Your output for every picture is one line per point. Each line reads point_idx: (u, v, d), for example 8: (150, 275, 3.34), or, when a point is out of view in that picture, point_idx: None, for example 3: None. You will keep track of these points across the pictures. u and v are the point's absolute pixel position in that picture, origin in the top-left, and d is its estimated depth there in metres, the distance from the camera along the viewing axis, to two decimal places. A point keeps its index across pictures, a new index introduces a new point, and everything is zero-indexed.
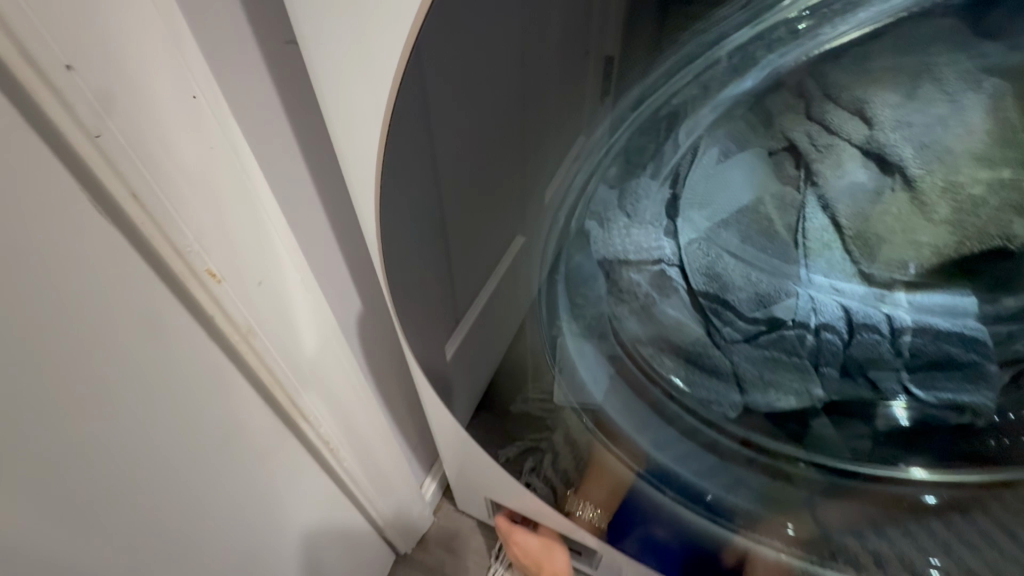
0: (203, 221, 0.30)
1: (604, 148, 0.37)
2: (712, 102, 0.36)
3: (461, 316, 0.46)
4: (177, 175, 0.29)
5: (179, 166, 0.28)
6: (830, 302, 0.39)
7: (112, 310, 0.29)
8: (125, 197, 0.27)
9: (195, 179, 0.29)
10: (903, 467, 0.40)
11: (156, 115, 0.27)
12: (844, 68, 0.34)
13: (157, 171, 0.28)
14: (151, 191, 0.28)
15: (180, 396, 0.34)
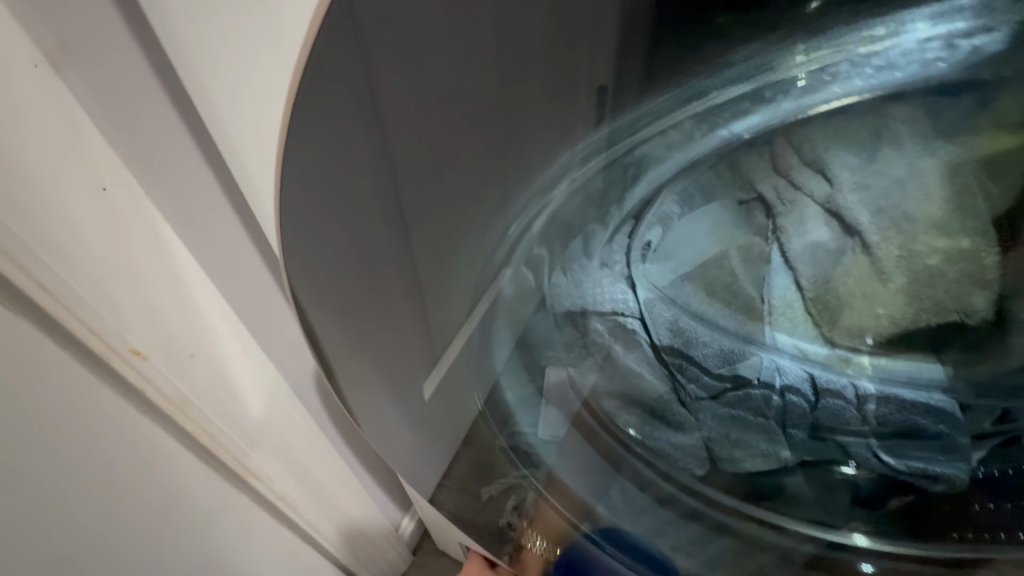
0: (121, 305, 0.33)
1: (577, 175, 0.41)
2: (682, 154, 0.41)
3: (435, 362, 0.45)
4: (83, 266, 0.31)
5: (88, 254, 0.31)
6: (794, 366, 0.38)
7: (33, 392, 0.30)
8: (34, 288, 0.29)
9: (104, 266, 0.32)
10: (847, 532, 0.37)
11: (55, 208, 0.29)
12: (824, 129, 0.37)
13: (68, 262, 0.30)
14: (60, 280, 0.30)
15: (109, 460, 0.34)
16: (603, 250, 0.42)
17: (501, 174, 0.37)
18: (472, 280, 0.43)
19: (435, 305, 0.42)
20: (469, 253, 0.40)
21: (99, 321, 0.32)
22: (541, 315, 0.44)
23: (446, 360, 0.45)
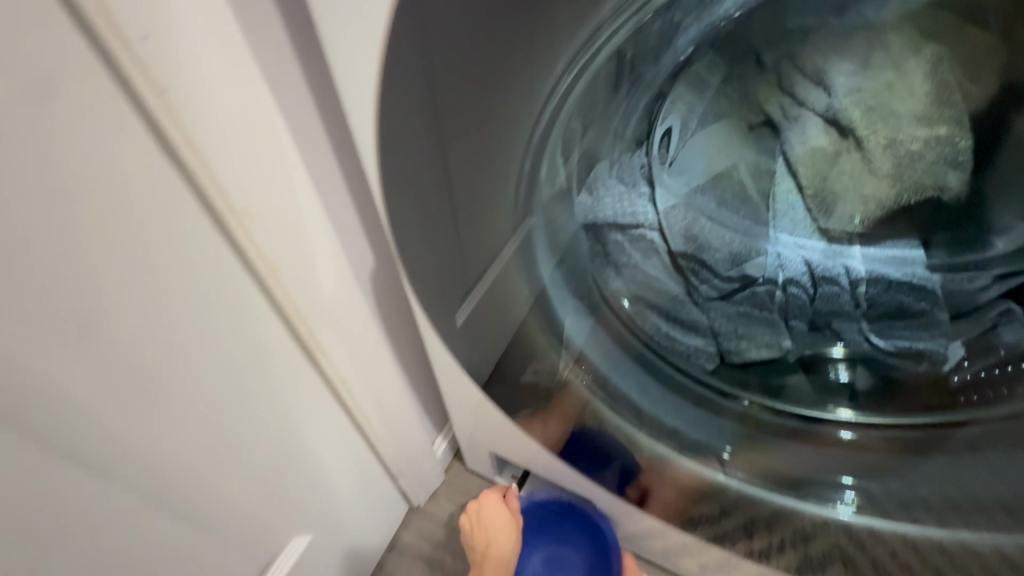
0: (239, 163, 0.34)
1: (583, 74, 0.38)
2: (675, 52, 0.40)
3: (472, 284, 0.45)
4: (215, 120, 0.32)
5: (203, 98, 0.31)
6: (795, 258, 0.45)
7: (171, 240, 0.33)
8: (180, 139, 0.31)
9: (230, 122, 0.33)
10: (834, 409, 0.44)
11: (186, 53, 0.30)
12: (823, 38, 0.37)
13: (181, 105, 0.30)
14: (197, 132, 0.31)
15: (221, 325, 0.38)
16: (626, 170, 0.44)
17: (526, 71, 0.36)
18: (505, 202, 0.41)
19: (475, 218, 0.41)
20: (503, 169, 0.40)
21: (229, 166, 0.34)
22: (567, 227, 0.45)
23: (482, 288, 0.45)
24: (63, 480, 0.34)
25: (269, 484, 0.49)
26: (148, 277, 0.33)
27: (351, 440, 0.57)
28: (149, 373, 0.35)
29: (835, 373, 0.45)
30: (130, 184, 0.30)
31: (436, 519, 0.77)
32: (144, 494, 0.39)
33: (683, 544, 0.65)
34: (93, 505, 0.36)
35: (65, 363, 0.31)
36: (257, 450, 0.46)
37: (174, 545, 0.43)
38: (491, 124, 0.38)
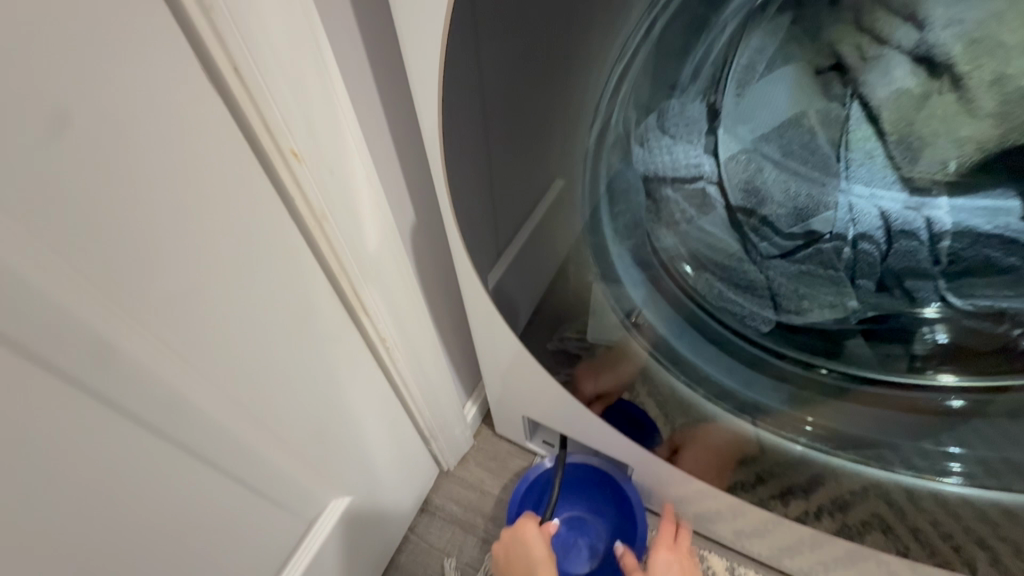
0: (289, 105, 0.34)
1: (640, 30, 0.34)
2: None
3: (504, 247, 0.50)
4: (271, 59, 0.32)
5: (263, 38, 0.31)
6: (869, 209, 0.40)
7: (219, 182, 0.34)
8: (228, 70, 0.31)
9: (286, 66, 0.33)
10: (932, 374, 0.43)
11: None
12: None
13: (247, 43, 0.31)
14: (249, 66, 0.31)
15: (266, 273, 0.39)
16: (679, 120, 0.40)
17: (578, 22, 0.34)
18: (565, 165, 0.41)
19: (523, 170, 0.42)
20: (573, 133, 0.39)
21: (280, 104, 0.34)
22: (626, 176, 0.42)
23: (513, 249, 0.49)
24: (118, 435, 0.36)
25: (314, 441, 0.51)
26: (199, 224, 0.34)
27: (388, 399, 0.60)
28: (202, 330, 0.37)
29: (922, 336, 0.42)
30: (181, 124, 0.31)
31: (466, 479, 0.82)
32: (199, 451, 0.42)
33: (714, 507, 0.66)
34: (149, 460, 0.38)
35: (116, 319, 0.33)
36: (301, 409, 0.48)
37: (224, 500, 0.46)
38: (559, 87, 0.37)
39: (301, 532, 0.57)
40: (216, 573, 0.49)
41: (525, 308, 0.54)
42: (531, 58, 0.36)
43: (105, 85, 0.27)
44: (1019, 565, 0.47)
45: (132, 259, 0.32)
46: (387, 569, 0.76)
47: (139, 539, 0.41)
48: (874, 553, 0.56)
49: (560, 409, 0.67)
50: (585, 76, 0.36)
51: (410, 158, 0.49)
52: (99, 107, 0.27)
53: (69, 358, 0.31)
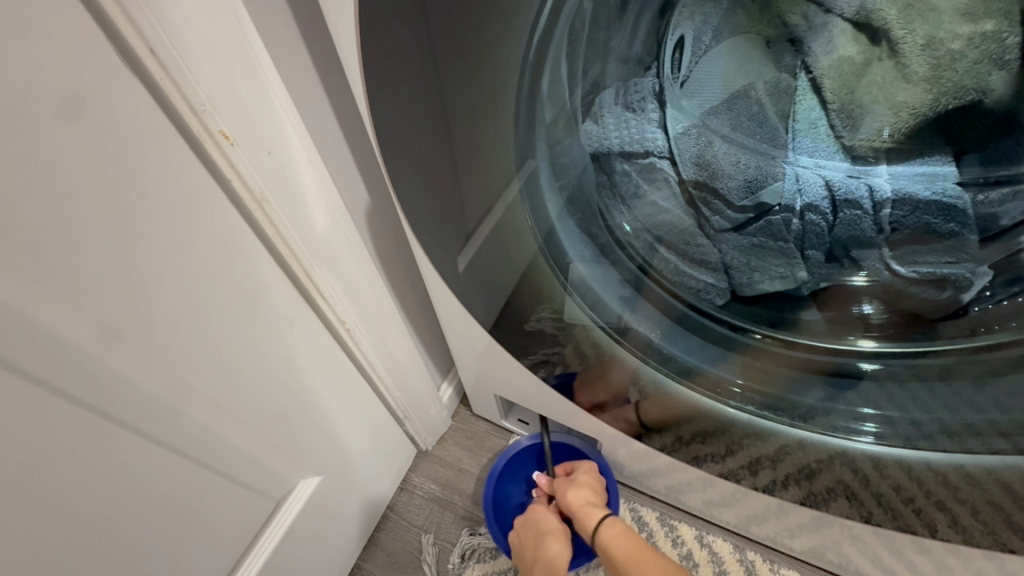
0: (213, 85, 0.34)
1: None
2: None
3: (471, 230, 0.48)
4: (189, 39, 0.32)
5: (180, 18, 0.31)
6: (815, 179, 0.41)
7: (148, 168, 0.34)
8: (144, 52, 0.31)
9: (209, 48, 0.33)
10: (853, 339, 0.44)
11: None
12: None
13: (162, 23, 0.31)
14: (166, 48, 0.31)
15: (210, 259, 0.39)
16: (634, 93, 0.41)
17: None
18: (507, 148, 0.41)
19: (462, 148, 0.42)
20: (503, 110, 0.39)
21: (200, 85, 0.34)
22: (572, 152, 0.43)
23: (482, 234, 0.48)
24: (69, 424, 0.36)
25: (278, 423, 0.52)
26: (134, 211, 0.34)
27: (354, 378, 0.61)
28: (149, 318, 0.37)
29: (858, 307, 0.43)
30: (101, 111, 0.30)
31: (444, 459, 0.84)
32: (156, 437, 0.42)
33: (683, 479, 0.67)
34: (101, 448, 0.39)
35: (55, 309, 0.33)
36: (262, 392, 0.49)
37: (190, 485, 0.47)
38: (483, 65, 0.37)
39: (269, 511, 0.58)
40: (184, 554, 0.49)
41: (489, 289, 0.55)
42: (455, 32, 0.35)
43: (14, 68, 0.27)
44: (978, 527, 0.47)
45: (65, 250, 0.32)
46: (367, 546, 0.78)
47: (95, 526, 0.41)
48: (836, 519, 0.57)
49: (529, 389, 0.68)
50: (511, 50, 0.36)
51: (360, 141, 0.49)
52: (9, 91, 0.27)
53: (7, 350, 0.31)
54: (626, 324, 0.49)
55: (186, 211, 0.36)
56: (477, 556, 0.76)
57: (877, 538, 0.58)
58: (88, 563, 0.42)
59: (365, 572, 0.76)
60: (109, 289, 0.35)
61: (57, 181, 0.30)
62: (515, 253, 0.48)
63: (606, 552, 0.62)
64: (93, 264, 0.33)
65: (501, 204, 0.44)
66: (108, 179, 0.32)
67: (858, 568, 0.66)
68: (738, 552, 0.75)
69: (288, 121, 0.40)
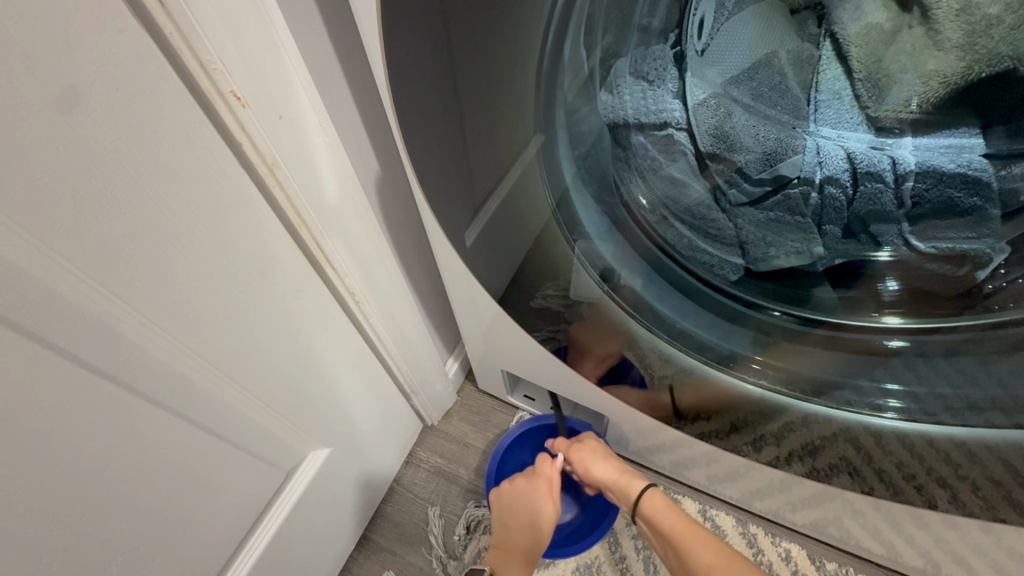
0: (224, 40, 0.33)
1: None
2: None
3: (480, 203, 0.48)
4: None
5: None
6: (836, 151, 0.40)
7: (153, 126, 0.32)
8: (152, 3, 0.29)
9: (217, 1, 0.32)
10: (879, 316, 0.43)
11: None
12: None
13: None
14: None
15: (219, 224, 0.39)
16: (650, 63, 0.40)
17: None
18: (524, 119, 0.40)
19: (476, 115, 0.41)
20: (521, 75, 0.38)
21: (206, 40, 0.32)
22: (589, 121, 0.42)
23: (491, 204, 0.48)
24: (79, 390, 0.36)
25: (288, 394, 0.52)
26: (141, 173, 0.33)
27: (362, 352, 0.62)
28: (158, 284, 0.37)
29: (881, 283, 0.43)
30: (107, 67, 0.29)
31: (450, 433, 0.85)
32: (169, 405, 0.42)
33: (687, 454, 0.68)
34: (116, 416, 0.39)
35: (64, 273, 0.32)
36: (270, 365, 0.49)
37: (203, 453, 0.47)
38: (501, 27, 0.35)
39: (279, 481, 0.58)
40: (197, 522, 0.50)
41: (499, 263, 0.54)
42: None
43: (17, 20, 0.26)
44: (977, 502, 0.48)
45: (78, 213, 0.31)
46: (374, 518, 0.79)
47: (109, 493, 0.41)
48: (838, 494, 0.58)
49: (537, 365, 0.68)
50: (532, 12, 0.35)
51: (371, 108, 0.48)
52: (12, 45, 0.26)
53: (11, 311, 0.31)
54: (638, 297, 0.49)
55: (194, 173, 0.36)
56: (481, 527, 0.77)
57: (878, 513, 0.59)
58: (105, 528, 0.42)
59: (372, 542, 0.77)
60: (118, 253, 0.34)
61: (62, 141, 0.29)
62: (528, 224, 0.47)
63: (656, 524, 0.63)
64: (100, 228, 0.33)
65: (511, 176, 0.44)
66: (113, 140, 0.31)
67: (857, 541, 0.67)
68: (740, 525, 0.77)
69: (297, 83, 0.39)
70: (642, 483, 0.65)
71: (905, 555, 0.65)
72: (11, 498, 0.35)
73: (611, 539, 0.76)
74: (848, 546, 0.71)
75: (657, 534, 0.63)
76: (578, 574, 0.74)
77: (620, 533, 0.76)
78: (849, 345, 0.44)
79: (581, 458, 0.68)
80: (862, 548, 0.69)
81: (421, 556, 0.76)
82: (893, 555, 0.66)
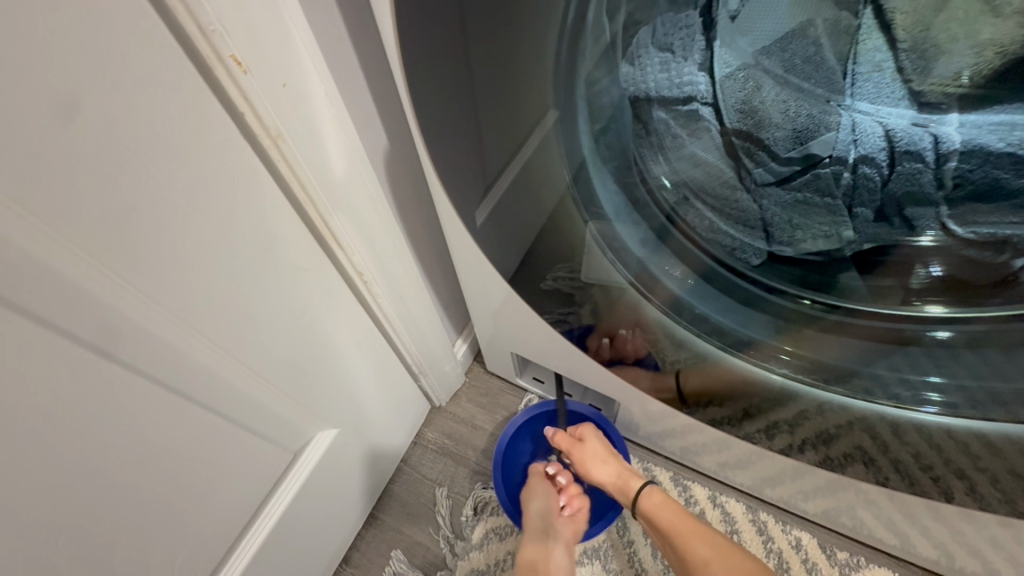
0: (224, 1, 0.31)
1: None
2: None
3: (492, 181, 0.47)
4: None
5: None
6: (874, 128, 0.37)
7: (151, 95, 0.31)
8: None
9: None
10: (920, 305, 0.41)
11: None
12: None
13: None
14: None
15: (222, 200, 0.37)
16: (674, 33, 0.37)
17: None
18: (543, 92, 0.38)
19: (492, 88, 0.40)
20: (539, 44, 0.36)
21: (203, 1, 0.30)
22: (610, 93, 0.39)
23: (502, 182, 0.46)
24: (80, 369, 0.35)
25: (295, 374, 0.52)
26: (138, 146, 0.32)
27: (370, 333, 0.61)
28: (160, 262, 0.36)
29: (924, 269, 0.40)
30: (102, 31, 0.28)
31: (458, 414, 0.85)
32: (175, 385, 0.41)
33: (698, 440, 0.67)
34: (120, 395, 0.38)
35: (61, 250, 0.31)
36: (276, 345, 0.48)
37: (209, 432, 0.47)
38: None
39: (287, 461, 0.58)
40: (205, 501, 0.50)
41: (510, 243, 0.53)
42: None
43: None
44: (997, 495, 0.47)
45: (75, 186, 0.30)
46: (382, 497, 0.80)
47: (115, 472, 0.41)
48: (853, 484, 0.57)
49: (548, 348, 0.67)
50: None
51: (379, 77, 0.46)
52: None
53: (6, 289, 0.30)
54: (655, 279, 0.47)
55: (195, 145, 0.34)
56: (489, 508, 0.78)
57: (893, 504, 0.58)
58: (111, 508, 0.42)
59: (380, 521, 0.78)
60: (117, 228, 0.33)
61: (56, 112, 0.28)
62: (542, 203, 0.46)
63: (652, 520, 0.63)
64: (97, 203, 0.31)
65: (525, 151, 0.42)
66: (108, 109, 0.30)
67: (870, 531, 0.66)
68: (749, 512, 0.76)
69: (302, 50, 0.37)
70: (642, 480, 0.65)
71: (918, 547, 0.64)
72: (15, 477, 0.35)
73: (619, 523, 0.76)
74: (860, 536, 0.70)
75: (654, 530, 0.63)
76: (585, 556, 0.74)
77: (628, 517, 0.76)
78: (876, 333, 0.43)
79: (581, 456, 0.67)
80: (875, 538, 0.68)
81: (428, 535, 0.77)
82: (906, 546, 0.65)
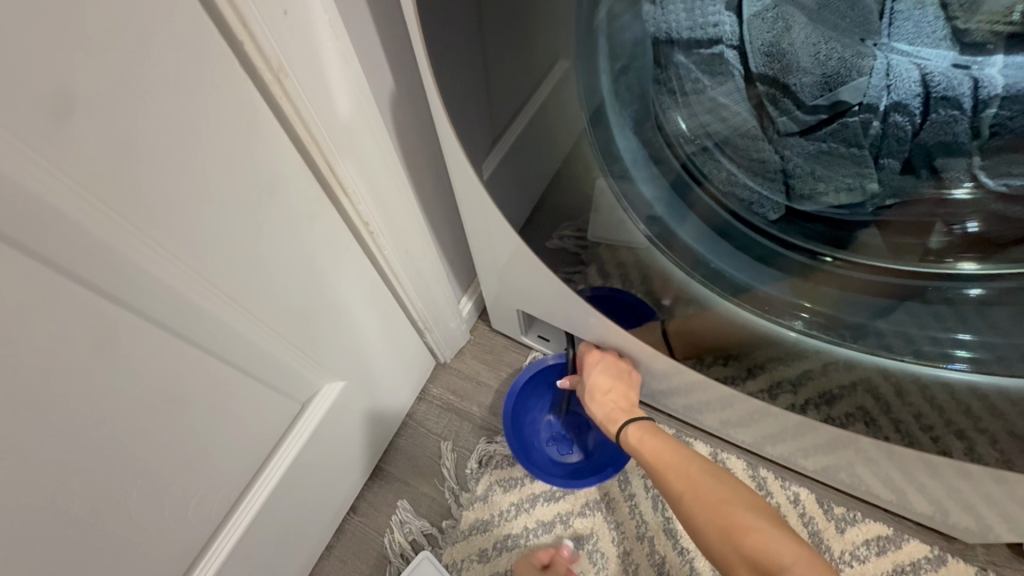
0: None
1: None
2: None
3: (500, 134, 0.47)
4: None
5: None
6: (909, 72, 0.35)
7: (146, 20, 0.29)
8: None
9: None
10: (952, 262, 0.39)
11: None
12: None
13: None
14: None
15: (220, 136, 0.36)
16: None
17: None
18: (558, 39, 0.38)
19: (503, 35, 0.39)
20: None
21: None
22: (631, 30, 0.37)
23: (512, 134, 0.46)
24: (86, 312, 0.34)
25: (301, 325, 0.51)
26: (134, 77, 0.30)
27: (375, 284, 0.60)
28: (160, 202, 0.35)
29: (960, 225, 0.38)
30: None
31: (462, 370, 0.85)
32: (181, 332, 0.41)
33: (703, 398, 0.67)
34: (127, 341, 0.38)
35: (58, 186, 0.30)
36: (282, 294, 0.47)
37: (218, 381, 0.47)
38: None
39: (295, 411, 0.59)
40: (214, 449, 0.51)
41: (521, 194, 0.51)
42: None
43: None
44: (994, 455, 0.47)
45: (69, 117, 0.29)
46: (388, 450, 0.81)
47: (127, 417, 0.41)
48: (853, 442, 0.58)
49: (555, 306, 0.67)
50: None
51: (385, 12, 0.44)
52: None
53: (5, 225, 0.29)
54: (671, 233, 0.46)
55: (191, 75, 0.32)
56: (493, 461, 0.79)
57: (893, 462, 0.58)
58: (122, 453, 0.42)
59: (386, 473, 0.80)
60: (112, 164, 0.31)
61: (44, 34, 0.26)
62: (557, 148, 0.44)
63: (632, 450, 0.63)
64: (94, 139, 0.30)
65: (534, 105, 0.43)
66: (102, 33, 0.28)
67: (868, 487, 0.68)
68: (749, 468, 0.78)
69: None
70: (628, 418, 0.65)
71: (914, 503, 0.65)
72: (25, 420, 0.35)
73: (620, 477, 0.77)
74: (857, 492, 0.71)
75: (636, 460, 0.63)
76: (587, 509, 0.76)
77: (630, 472, 0.78)
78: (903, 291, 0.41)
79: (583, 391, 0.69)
80: (872, 494, 0.69)
81: (434, 486, 0.78)
82: (903, 502, 0.67)
